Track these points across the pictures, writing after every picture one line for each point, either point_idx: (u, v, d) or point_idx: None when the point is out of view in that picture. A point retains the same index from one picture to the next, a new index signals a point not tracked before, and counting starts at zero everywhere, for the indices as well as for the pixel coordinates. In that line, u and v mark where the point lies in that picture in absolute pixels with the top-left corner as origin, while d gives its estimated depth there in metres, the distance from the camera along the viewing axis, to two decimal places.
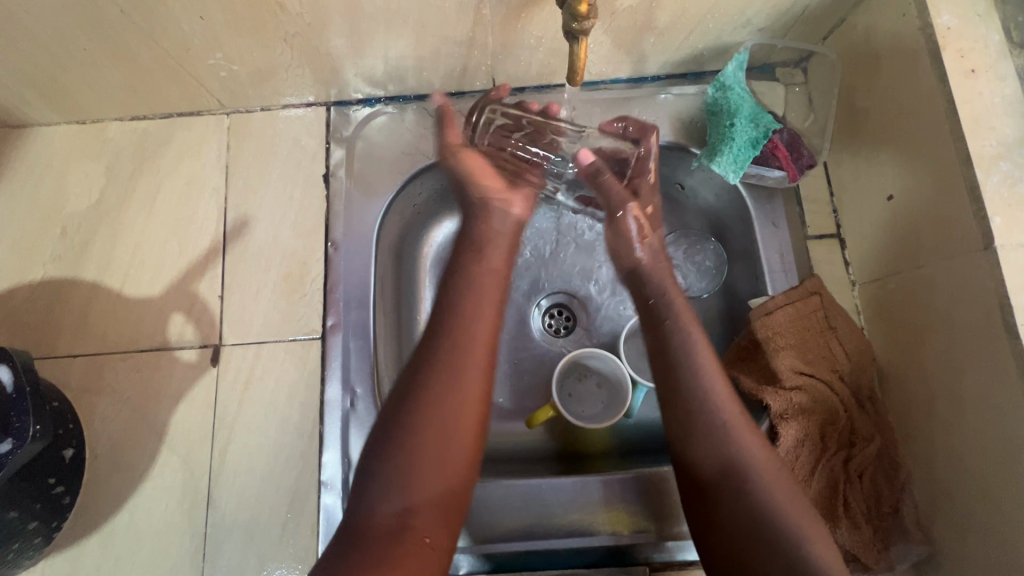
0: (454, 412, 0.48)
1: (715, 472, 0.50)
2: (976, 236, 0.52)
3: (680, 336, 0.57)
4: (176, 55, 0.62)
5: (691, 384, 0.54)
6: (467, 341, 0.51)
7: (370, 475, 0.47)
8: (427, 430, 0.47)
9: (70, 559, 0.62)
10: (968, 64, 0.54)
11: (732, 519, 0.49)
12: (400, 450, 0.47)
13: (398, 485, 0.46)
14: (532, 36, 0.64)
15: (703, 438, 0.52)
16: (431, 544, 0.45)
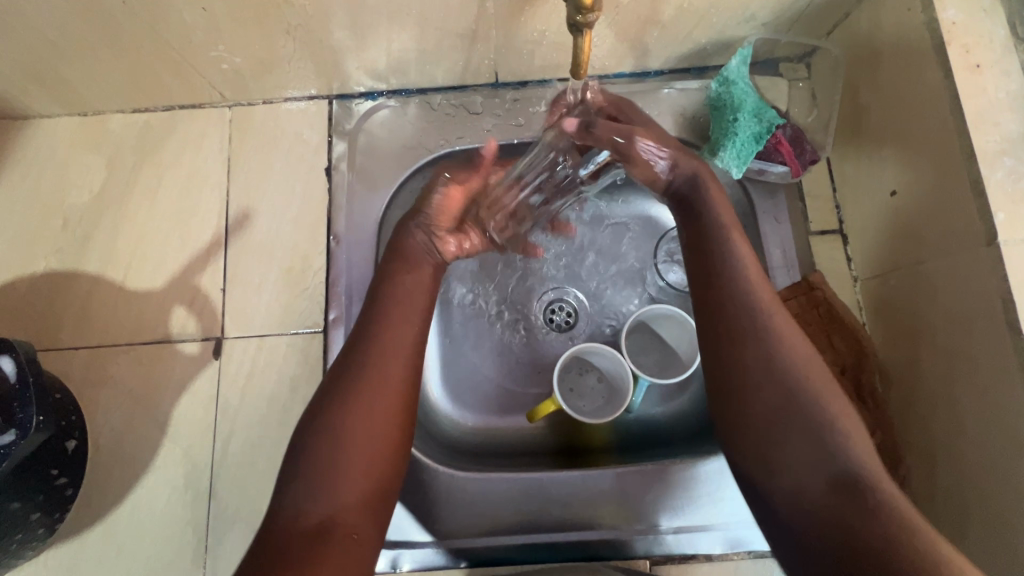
0: (372, 409, 0.48)
1: (766, 381, 0.46)
2: (979, 232, 0.52)
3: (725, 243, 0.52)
4: (178, 47, 0.62)
5: (739, 292, 0.49)
6: (382, 345, 0.52)
7: (297, 474, 0.46)
8: (348, 426, 0.47)
9: (73, 550, 0.62)
10: (973, 59, 0.54)
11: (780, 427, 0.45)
12: (321, 451, 0.46)
13: (323, 484, 0.45)
14: (535, 29, 0.63)
15: (754, 344, 0.47)
16: (356, 537, 0.44)
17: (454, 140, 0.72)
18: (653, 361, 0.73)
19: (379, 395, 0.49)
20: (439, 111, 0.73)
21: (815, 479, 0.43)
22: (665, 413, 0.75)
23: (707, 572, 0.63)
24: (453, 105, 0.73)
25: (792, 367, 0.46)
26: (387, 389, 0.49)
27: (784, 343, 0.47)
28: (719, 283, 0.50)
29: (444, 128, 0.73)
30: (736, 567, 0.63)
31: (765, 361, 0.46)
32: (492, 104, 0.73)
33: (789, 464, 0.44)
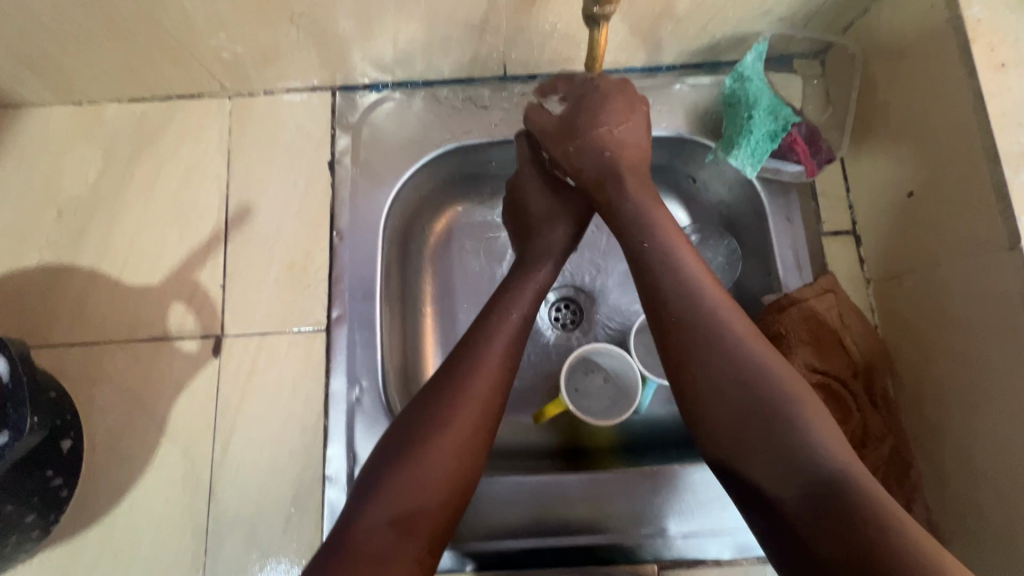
0: (460, 443, 0.49)
1: (727, 392, 0.46)
2: (1001, 236, 0.51)
3: (679, 256, 0.53)
4: (177, 35, 0.60)
5: (691, 305, 0.50)
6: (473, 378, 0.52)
7: (376, 481, 0.47)
8: (432, 457, 0.47)
9: (67, 552, 0.60)
10: (998, 58, 0.52)
11: (747, 436, 0.44)
12: (406, 460, 0.47)
13: (399, 494, 0.46)
14: (547, 21, 0.62)
15: (711, 354, 0.47)
16: (420, 563, 0.44)
17: (461, 135, 0.70)
18: (660, 362, 0.72)
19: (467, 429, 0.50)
20: (446, 104, 0.71)
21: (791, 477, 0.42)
22: (672, 414, 0.75)
23: None
24: (461, 99, 0.72)
25: (756, 373, 0.46)
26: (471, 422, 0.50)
27: (742, 347, 0.47)
28: (668, 298, 0.51)
29: (451, 121, 0.71)
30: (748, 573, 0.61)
31: (720, 365, 0.46)
32: (500, 98, 0.71)
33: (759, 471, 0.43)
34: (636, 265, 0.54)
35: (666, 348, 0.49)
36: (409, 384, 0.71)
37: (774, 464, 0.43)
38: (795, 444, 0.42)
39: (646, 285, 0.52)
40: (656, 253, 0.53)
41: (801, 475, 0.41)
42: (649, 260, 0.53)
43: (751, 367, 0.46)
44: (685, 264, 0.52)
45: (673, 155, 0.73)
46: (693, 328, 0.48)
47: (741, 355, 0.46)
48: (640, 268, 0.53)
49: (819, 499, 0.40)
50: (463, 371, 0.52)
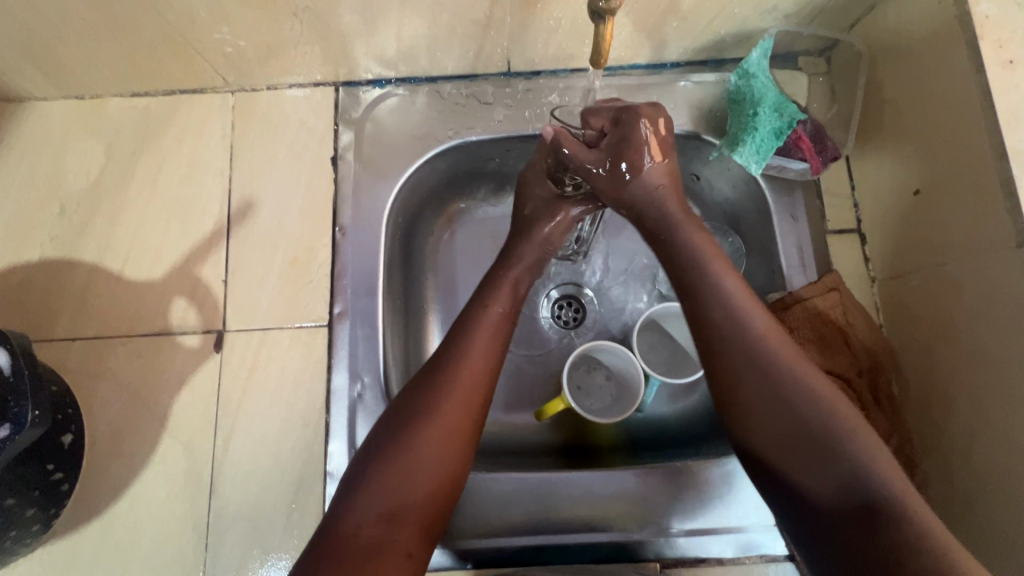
0: (446, 436, 0.50)
1: (778, 416, 0.48)
2: (1009, 233, 0.50)
3: (726, 281, 0.53)
4: (180, 29, 0.60)
5: (740, 332, 0.51)
6: (457, 372, 0.52)
7: (362, 477, 0.48)
8: (419, 451, 0.48)
9: (68, 547, 0.60)
10: (1006, 54, 0.52)
11: (796, 457, 0.47)
12: (393, 458, 0.48)
13: (386, 492, 0.47)
14: (552, 17, 0.61)
15: (758, 378, 0.49)
16: (410, 556, 0.46)
17: (464, 131, 0.70)
18: (663, 360, 0.72)
19: (452, 421, 0.50)
20: (449, 100, 0.71)
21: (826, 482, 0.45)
22: (673, 412, 0.74)
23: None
24: (464, 94, 0.71)
25: (803, 398, 0.47)
26: (458, 416, 0.50)
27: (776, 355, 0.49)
28: (715, 322, 0.52)
29: (454, 118, 0.71)
30: (750, 571, 0.61)
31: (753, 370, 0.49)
32: (503, 94, 0.71)
33: (808, 489, 0.46)
34: (680, 288, 0.55)
35: (712, 374, 0.51)
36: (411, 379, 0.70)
37: (821, 482, 0.46)
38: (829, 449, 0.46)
39: (693, 308, 0.53)
40: (699, 279, 0.54)
41: (850, 496, 0.44)
42: (699, 287, 0.54)
43: (804, 393, 0.48)
44: (731, 289, 0.53)
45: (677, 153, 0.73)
46: (741, 354, 0.50)
47: (790, 381, 0.48)
48: (686, 293, 0.54)
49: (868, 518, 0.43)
50: (450, 366, 0.52)
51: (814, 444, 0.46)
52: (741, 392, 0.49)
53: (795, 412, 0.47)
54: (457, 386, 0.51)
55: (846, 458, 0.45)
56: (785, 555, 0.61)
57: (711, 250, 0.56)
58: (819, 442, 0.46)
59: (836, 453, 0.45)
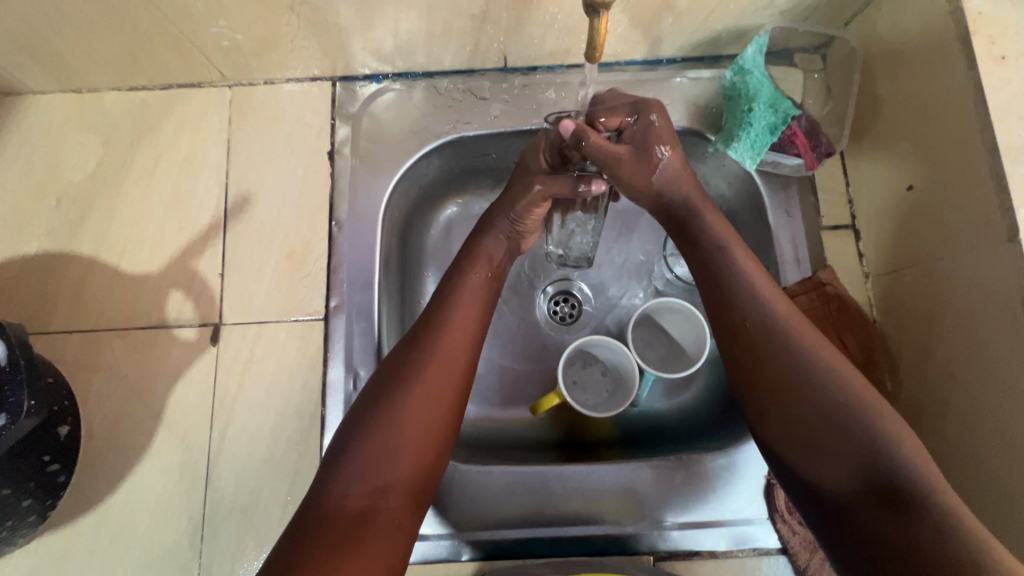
0: (431, 406, 0.50)
1: (802, 397, 0.48)
2: (1000, 228, 0.51)
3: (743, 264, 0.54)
4: (177, 22, 0.60)
5: (761, 315, 0.52)
6: (439, 340, 0.54)
7: (350, 448, 0.48)
8: (405, 419, 0.49)
9: (64, 538, 0.61)
10: (998, 51, 0.52)
11: (812, 436, 0.47)
12: (380, 427, 0.48)
13: (375, 462, 0.47)
14: (548, 12, 0.61)
15: (781, 359, 0.49)
16: (400, 525, 0.46)
17: (461, 126, 0.70)
18: (659, 356, 0.72)
19: (436, 391, 0.51)
20: (446, 96, 0.71)
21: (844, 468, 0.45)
22: (669, 407, 0.75)
23: (713, 569, 0.61)
24: (460, 90, 0.72)
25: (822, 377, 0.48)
26: (442, 386, 0.51)
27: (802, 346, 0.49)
28: (737, 304, 0.53)
29: (451, 113, 0.71)
30: (744, 565, 0.61)
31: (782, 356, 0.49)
32: (499, 89, 0.71)
33: (824, 468, 0.46)
34: (705, 272, 0.56)
35: (740, 359, 0.52)
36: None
37: (836, 460, 0.45)
38: (850, 435, 0.45)
39: (717, 291, 0.55)
40: (727, 265, 0.55)
41: (869, 481, 0.44)
42: (725, 271, 0.55)
43: (823, 374, 0.48)
44: (752, 275, 0.54)
45: None
46: (758, 334, 0.51)
47: (812, 362, 0.48)
48: (711, 274, 0.55)
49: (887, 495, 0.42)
50: (432, 338, 0.54)
51: (832, 421, 0.46)
52: (764, 372, 0.50)
53: (821, 400, 0.47)
54: (439, 357, 0.53)
55: (865, 437, 0.45)
56: (778, 549, 0.61)
57: (736, 244, 0.56)
58: (833, 418, 0.46)
59: (851, 432, 0.45)
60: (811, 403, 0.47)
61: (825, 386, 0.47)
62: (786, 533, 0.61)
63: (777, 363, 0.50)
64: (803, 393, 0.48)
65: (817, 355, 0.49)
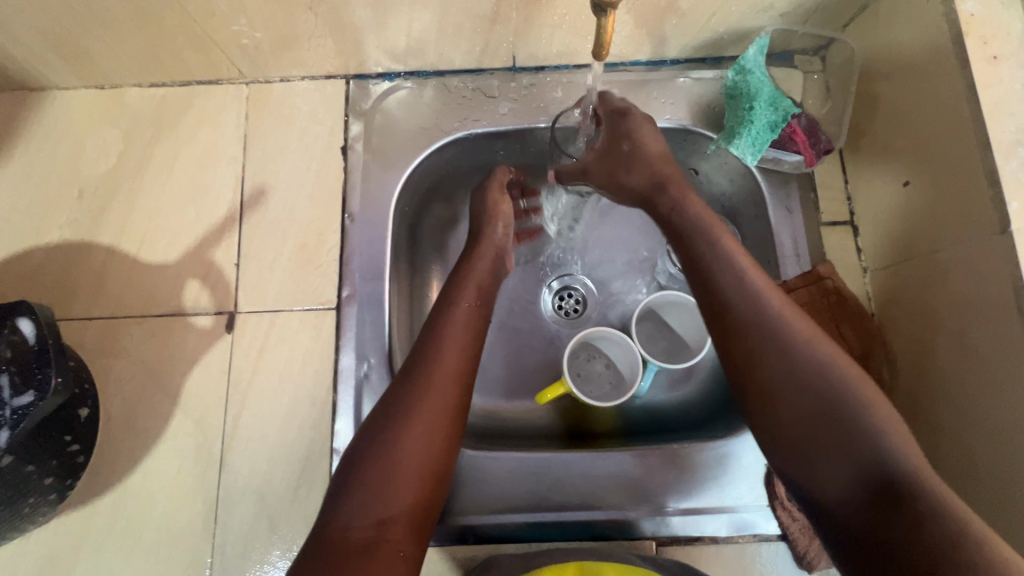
0: (425, 433, 0.51)
1: (797, 403, 0.47)
2: (992, 220, 0.52)
3: (728, 263, 0.54)
4: (199, 21, 0.62)
5: (766, 338, 0.49)
6: (432, 370, 0.54)
7: (347, 484, 0.48)
8: (401, 449, 0.49)
9: (81, 519, 0.62)
10: (990, 50, 0.54)
11: (811, 453, 0.46)
12: (375, 463, 0.49)
13: (372, 496, 0.47)
14: (556, 14, 0.64)
15: (772, 364, 0.49)
16: (402, 555, 0.46)
17: (471, 123, 0.73)
18: (662, 348, 0.74)
19: (428, 420, 0.52)
20: (456, 94, 0.74)
21: (843, 481, 0.44)
22: (671, 399, 0.76)
23: (714, 555, 0.63)
24: (470, 88, 0.74)
25: (828, 384, 0.46)
26: (439, 415, 0.52)
27: (808, 355, 0.48)
28: (730, 306, 0.52)
29: (461, 110, 0.73)
30: (744, 550, 0.63)
31: (785, 366, 0.48)
32: (508, 88, 0.74)
33: (828, 481, 0.45)
34: (692, 278, 0.55)
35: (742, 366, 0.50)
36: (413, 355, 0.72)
37: (839, 471, 0.44)
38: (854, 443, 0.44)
39: (706, 294, 0.54)
40: (722, 274, 0.53)
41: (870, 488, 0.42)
42: (716, 276, 0.54)
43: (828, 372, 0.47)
44: (745, 276, 0.53)
45: (676, 148, 0.75)
46: (741, 337, 0.50)
47: (800, 364, 0.48)
48: (701, 273, 0.55)
49: (892, 504, 0.41)
50: (425, 365, 0.55)
51: (828, 429, 0.45)
52: (752, 384, 0.50)
53: (828, 402, 0.46)
54: (430, 385, 0.53)
55: (864, 444, 0.44)
56: (778, 535, 0.63)
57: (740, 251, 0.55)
58: (838, 428, 0.45)
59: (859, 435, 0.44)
60: (802, 412, 0.47)
61: (822, 396, 0.46)
62: (786, 520, 0.62)
63: (783, 373, 0.48)
64: (803, 392, 0.47)
65: (812, 350, 0.48)
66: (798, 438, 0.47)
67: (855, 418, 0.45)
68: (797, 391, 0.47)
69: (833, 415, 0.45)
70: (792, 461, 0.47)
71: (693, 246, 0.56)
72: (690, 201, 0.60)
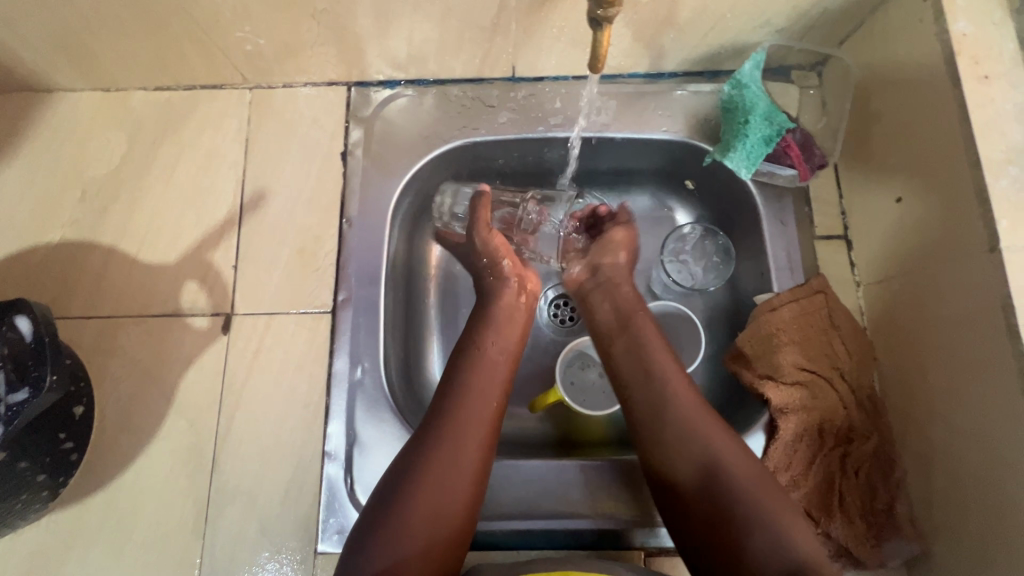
0: (445, 489, 0.52)
1: (705, 482, 0.52)
2: (982, 238, 0.53)
3: (659, 362, 0.60)
4: (205, 27, 0.63)
5: (690, 435, 0.55)
6: (458, 420, 0.55)
7: (367, 534, 0.50)
8: (417, 502, 0.51)
9: (72, 516, 0.63)
10: (982, 70, 0.55)
11: (717, 528, 0.50)
12: (392, 519, 0.50)
13: (388, 546, 0.48)
14: (554, 26, 0.65)
15: (686, 448, 0.54)
16: None
17: (469, 131, 0.73)
18: None
19: (447, 474, 0.52)
20: (456, 102, 0.74)
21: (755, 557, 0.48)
22: None
23: None
24: (470, 97, 0.74)
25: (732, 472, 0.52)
26: (460, 468, 0.53)
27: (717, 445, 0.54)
28: (647, 393, 0.58)
29: (460, 118, 0.74)
30: None
31: (701, 452, 0.54)
32: (507, 98, 0.74)
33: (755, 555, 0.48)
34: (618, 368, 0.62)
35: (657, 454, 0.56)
36: (417, 402, 0.72)
37: (767, 546, 0.48)
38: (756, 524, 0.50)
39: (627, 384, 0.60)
40: (637, 364, 0.61)
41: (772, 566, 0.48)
42: (635, 367, 0.61)
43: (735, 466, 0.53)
44: (662, 365, 0.60)
45: (672, 160, 0.76)
46: (667, 437, 0.56)
47: (712, 448, 0.54)
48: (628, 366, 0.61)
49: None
50: (452, 414, 0.56)
51: (729, 511, 0.51)
52: (681, 481, 0.54)
53: (735, 489, 0.51)
54: (460, 440, 0.54)
55: (759, 525, 0.49)
56: None
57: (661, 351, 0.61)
58: (743, 510, 0.50)
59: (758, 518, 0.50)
60: (722, 502, 0.51)
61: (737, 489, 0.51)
62: None
63: (693, 462, 0.54)
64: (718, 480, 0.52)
65: (718, 442, 0.54)
66: (709, 519, 0.51)
67: (757, 501, 0.51)
68: (711, 477, 0.52)
69: (734, 499, 0.51)
70: (713, 539, 0.50)
71: (631, 338, 0.63)
72: (629, 298, 0.68)
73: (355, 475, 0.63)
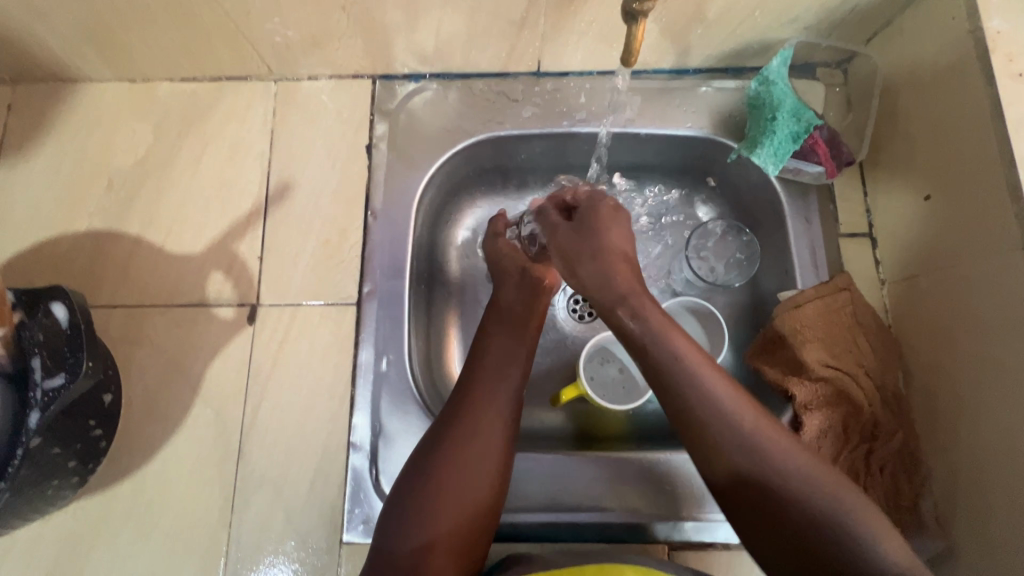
0: (468, 467, 0.52)
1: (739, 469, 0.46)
2: (1015, 236, 0.52)
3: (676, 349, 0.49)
4: (235, 18, 0.64)
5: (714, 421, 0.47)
6: (476, 402, 0.55)
7: (396, 514, 0.51)
8: (440, 482, 0.51)
9: (101, 503, 0.63)
10: (1016, 67, 0.54)
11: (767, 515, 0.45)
12: (420, 500, 0.51)
13: (419, 525, 0.49)
14: (583, 21, 0.65)
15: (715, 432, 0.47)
16: None
17: (493, 125, 0.74)
18: None
19: (470, 453, 0.53)
20: (481, 96, 0.74)
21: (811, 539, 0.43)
22: None
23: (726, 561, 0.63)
24: (494, 91, 0.74)
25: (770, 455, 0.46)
26: (480, 447, 0.53)
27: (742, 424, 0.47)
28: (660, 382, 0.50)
29: (485, 112, 0.74)
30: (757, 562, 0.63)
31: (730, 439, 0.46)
32: (532, 92, 0.74)
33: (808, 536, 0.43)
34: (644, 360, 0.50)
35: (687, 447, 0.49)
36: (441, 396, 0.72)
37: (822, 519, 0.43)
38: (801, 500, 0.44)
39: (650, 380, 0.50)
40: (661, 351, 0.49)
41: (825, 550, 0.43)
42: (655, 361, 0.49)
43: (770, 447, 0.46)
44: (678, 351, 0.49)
45: (696, 156, 0.76)
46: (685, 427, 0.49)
47: (734, 433, 0.46)
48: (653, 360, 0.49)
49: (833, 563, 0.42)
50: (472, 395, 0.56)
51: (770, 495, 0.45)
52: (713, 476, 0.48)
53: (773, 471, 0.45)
54: (479, 420, 0.54)
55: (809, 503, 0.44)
56: None
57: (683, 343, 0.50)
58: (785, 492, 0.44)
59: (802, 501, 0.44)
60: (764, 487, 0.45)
61: (778, 476, 0.45)
62: None
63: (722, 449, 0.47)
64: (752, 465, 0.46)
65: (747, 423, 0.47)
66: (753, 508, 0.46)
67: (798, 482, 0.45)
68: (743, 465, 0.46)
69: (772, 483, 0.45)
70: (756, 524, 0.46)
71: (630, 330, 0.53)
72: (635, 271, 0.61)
73: (380, 466, 0.64)
